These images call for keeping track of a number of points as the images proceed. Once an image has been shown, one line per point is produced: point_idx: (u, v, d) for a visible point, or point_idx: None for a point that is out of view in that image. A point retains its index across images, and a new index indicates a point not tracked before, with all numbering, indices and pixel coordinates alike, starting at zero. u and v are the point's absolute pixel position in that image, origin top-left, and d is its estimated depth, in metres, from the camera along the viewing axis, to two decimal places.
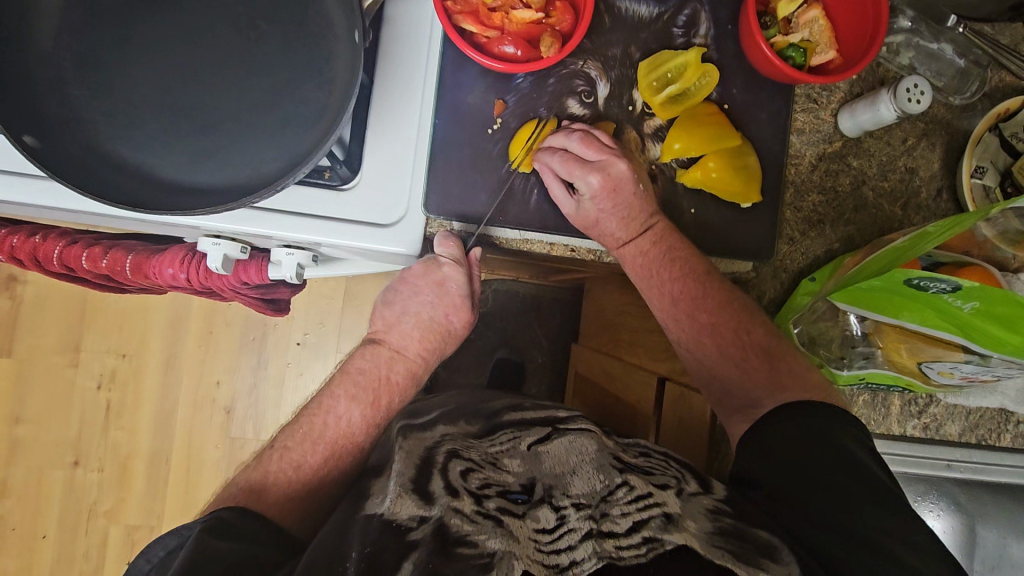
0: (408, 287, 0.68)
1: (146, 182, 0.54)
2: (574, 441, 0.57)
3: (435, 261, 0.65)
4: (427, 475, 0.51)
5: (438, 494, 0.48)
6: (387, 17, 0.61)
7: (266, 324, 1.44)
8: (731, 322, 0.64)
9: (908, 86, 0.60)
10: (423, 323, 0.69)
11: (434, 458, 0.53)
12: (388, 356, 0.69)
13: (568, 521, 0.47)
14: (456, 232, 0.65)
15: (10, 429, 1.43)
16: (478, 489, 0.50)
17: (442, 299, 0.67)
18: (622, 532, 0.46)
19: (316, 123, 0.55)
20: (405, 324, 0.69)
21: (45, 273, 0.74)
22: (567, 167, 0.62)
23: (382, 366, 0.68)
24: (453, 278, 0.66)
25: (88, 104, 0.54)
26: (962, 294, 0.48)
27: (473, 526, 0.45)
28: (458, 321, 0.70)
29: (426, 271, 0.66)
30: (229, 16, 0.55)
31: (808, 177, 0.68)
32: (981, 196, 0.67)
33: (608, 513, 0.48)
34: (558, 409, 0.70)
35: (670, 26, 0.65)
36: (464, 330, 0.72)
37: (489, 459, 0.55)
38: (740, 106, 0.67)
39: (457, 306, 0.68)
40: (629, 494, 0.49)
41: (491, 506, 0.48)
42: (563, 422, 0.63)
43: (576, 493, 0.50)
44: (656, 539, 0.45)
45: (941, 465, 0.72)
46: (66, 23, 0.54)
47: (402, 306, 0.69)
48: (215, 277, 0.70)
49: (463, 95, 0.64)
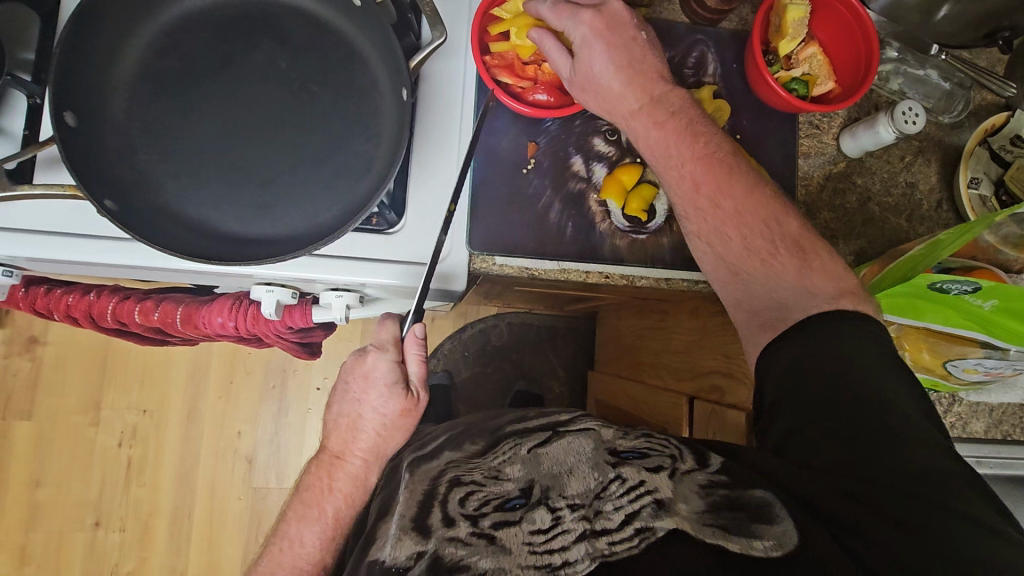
0: (343, 386, 0.69)
1: (213, 236, 0.58)
2: (571, 443, 0.60)
3: (361, 354, 0.68)
4: (428, 509, 0.54)
5: (436, 526, 0.51)
6: (424, 74, 0.67)
7: (285, 370, 1.46)
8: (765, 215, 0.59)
9: (904, 108, 0.66)
10: (355, 426, 0.68)
11: (437, 488, 0.56)
12: (331, 463, 0.69)
13: (564, 522, 0.49)
14: (388, 322, 0.68)
15: (30, 493, 1.41)
16: (476, 510, 0.52)
17: (369, 393, 0.67)
18: (615, 527, 0.47)
19: (368, 173, 0.60)
20: (342, 428, 0.69)
21: (98, 329, 0.77)
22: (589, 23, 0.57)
23: (325, 477, 0.69)
24: (376, 369, 0.67)
25: (158, 168, 0.58)
26: (983, 294, 0.53)
27: (467, 550, 0.48)
28: (393, 411, 0.68)
29: (354, 365, 0.68)
30: (285, 81, 0.60)
31: (817, 197, 0.74)
32: (979, 205, 0.72)
33: (601, 509, 0.49)
34: (563, 414, 0.74)
35: (681, 68, 0.71)
36: (410, 420, 0.69)
37: (491, 474, 0.57)
38: (751, 135, 0.72)
39: (387, 395, 0.67)
40: (622, 487, 0.51)
41: (487, 524, 0.51)
42: (565, 426, 0.66)
43: (572, 494, 0.52)
44: (648, 529, 0.46)
45: (971, 462, 0.75)
46: (137, 95, 0.59)
47: (339, 407, 0.70)
48: (263, 323, 0.74)
49: (497, 141, 0.68)
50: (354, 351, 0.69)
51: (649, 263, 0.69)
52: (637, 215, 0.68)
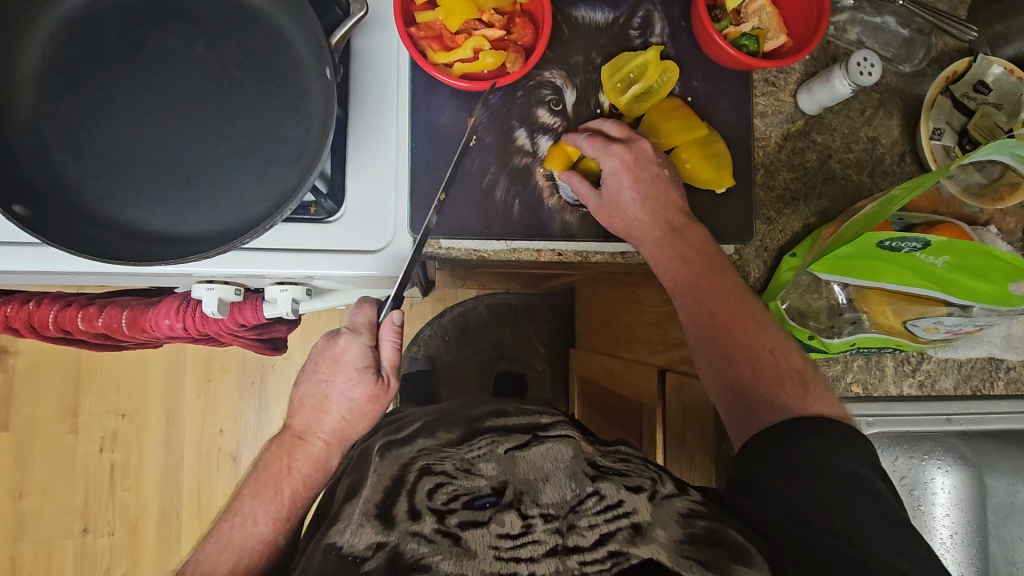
0: (311, 365, 0.67)
1: (136, 236, 0.55)
2: (549, 447, 0.58)
3: (335, 335, 0.67)
4: (394, 497, 0.51)
5: (400, 517, 0.49)
6: (355, 50, 0.63)
7: (264, 365, 1.44)
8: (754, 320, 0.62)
9: (859, 59, 0.62)
10: (321, 407, 0.66)
11: (404, 478, 0.54)
12: (292, 442, 0.66)
13: (534, 531, 0.47)
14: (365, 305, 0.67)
15: (15, 504, 1.40)
16: (444, 505, 0.50)
17: (338, 375, 0.65)
18: (588, 545, 0.46)
19: (298, 160, 0.57)
20: (306, 408, 0.66)
21: (43, 338, 0.75)
22: (594, 143, 0.63)
23: (284, 456, 0.66)
24: (348, 350, 0.65)
25: (72, 167, 0.55)
26: (934, 249, 0.50)
27: (429, 547, 0.45)
28: (360, 397, 0.65)
29: (325, 346, 0.67)
30: (200, 67, 0.57)
31: (776, 157, 0.71)
32: (942, 156, 0.70)
33: (574, 525, 0.48)
34: (541, 414, 0.72)
35: (626, 29, 0.68)
36: (377, 407, 0.67)
37: (463, 466, 0.55)
38: (703, 97, 0.69)
39: (356, 379, 0.65)
40: (599, 503, 0.50)
41: (453, 523, 0.48)
42: (544, 429, 0.64)
43: (546, 502, 0.50)
44: (622, 553, 0.45)
45: (941, 420, 0.74)
46: (43, 89, 0.55)
47: (304, 388, 0.67)
48: (212, 322, 0.71)
49: (436, 116, 0.65)
50: (326, 332, 0.68)
51: (601, 238, 0.67)
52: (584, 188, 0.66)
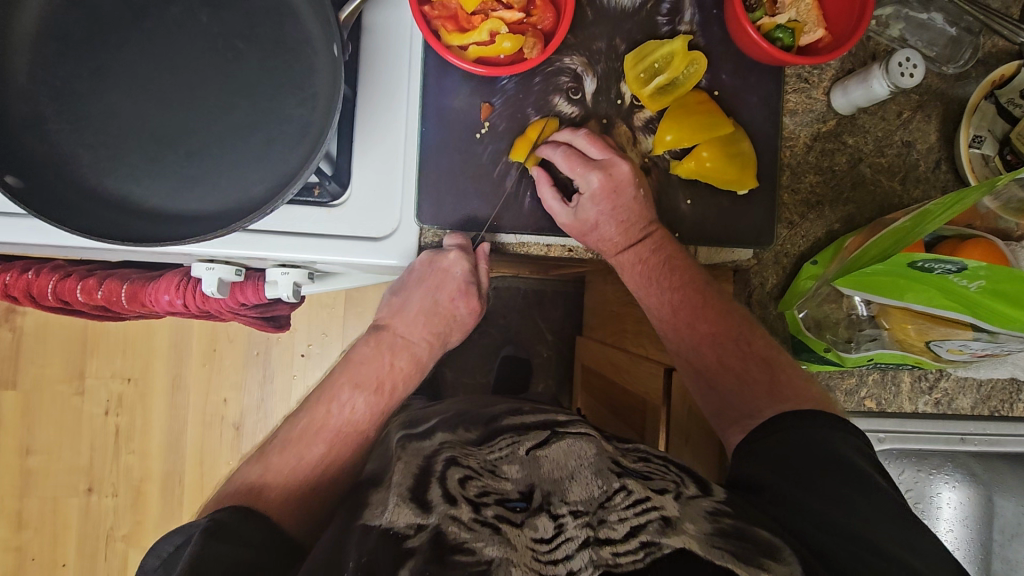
0: (412, 277, 0.64)
1: (131, 213, 0.53)
2: (572, 442, 0.57)
3: (440, 250, 0.63)
4: (425, 484, 0.50)
5: (436, 502, 0.48)
6: (366, 25, 0.59)
7: (269, 338, 1.43)
8: (719, 309, 0.66)
9: (901, 60, 0.58)
10: (428, 311, 0.67)
11: (432, 467, 0.53)
12: (392, 342, 0.68)
13: (566, 529, 0.46)
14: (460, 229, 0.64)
15: (22, 461, 1.43)
16: (476, 497, 0.49)
17: (448, 289, 0.65)
18: (619, 538, 0.46)
19: (301, 141, 0.55)
20: (410, 312, 0.67)
21: (42, 308, 0.74)
22: (569, 163, 0.61)
23: (384, 355, 0.68)
24: (457, 265, 0.63)
25: (67, 138, 0.53)
26: (969, 273, 0.48)
27: (471, 534, 0.45)
28: (465, 308, 0.68)
29: (431, 260, 0.63)
30: (203, 37, 0.54)
31: (804, 158, 0.68)
32: (980, 165, 0.66)
33: (605, 519, 0.47)
34: (556, 412, 0.71)
35: (654, 15, 0.64)
36: (475, 315, 0.71)
37: (488, 466, 0.54)
38: (730, 91, 0.65)
39: (464, 293, 0.66)
40: (627, 499, 0.49)
41: (489, 514, 0.48)
42: (562, 426, 0.63)
43: (574, 499, 0.49)
44: (654, 544, 0.45)
45: (954, 439, 0.72)
46: (39, 54, 0.53)
47: (407, 295, 0.66)
48: (212, 300, 0.70)
49: (447, 100, 0.62)
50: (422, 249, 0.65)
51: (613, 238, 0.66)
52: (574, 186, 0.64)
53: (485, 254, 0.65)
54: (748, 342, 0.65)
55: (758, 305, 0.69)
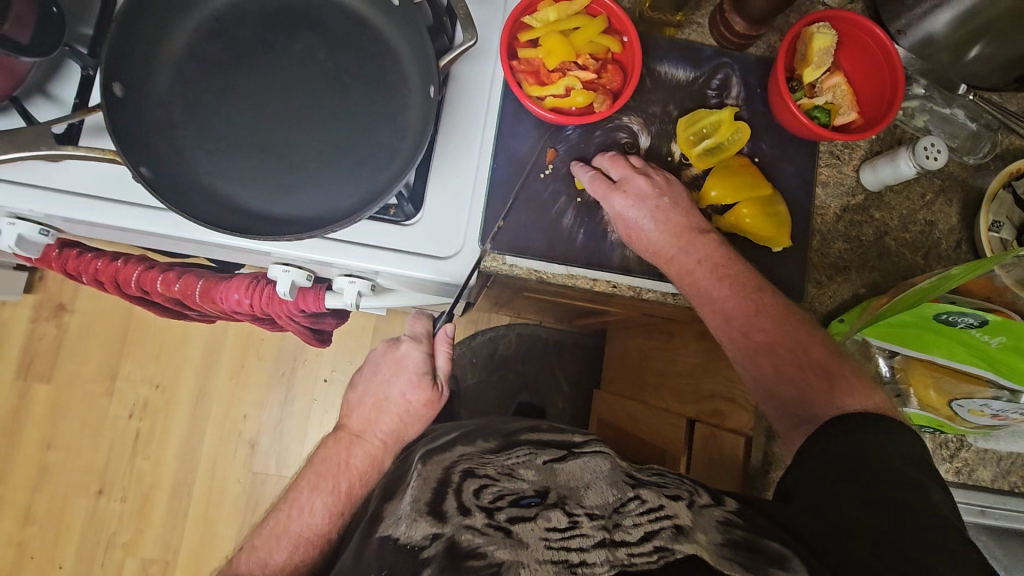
0: (371, 368, 0.73)
1: (236, 211, 0.60)
2: (589, 459, 0.62)
3: (396, 341, 0.74)
4: (442, 496, 0.53)
5: (451, 513, 0.51)
6: (455, 74, 0.69)
7: (297, 359, 1.49)
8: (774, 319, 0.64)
9: (926, 144, 0.65)
10: (379, 406, 0.70)
11: (450, 478, 0.56)
12: (348, 440, 0.70)
13: (581, 526, 0.49)
14: (424, 316, 0.76)
15: (41, 455, 1.45)
16: (491, 503, 0.52)
17: (399, 377, 0.71)
18: (634, 540, 0.47)
19: (390, 164, 0.62)
20: (365, 407, 0.72)
21: (121, 295, 0.80)
22: (595, 184, 0.67)
23: (341, 452, 0.69)
24: (408, 357, 0.72)
25: (191, 142, 0.61)
26: (991, 329, 0.52)
27: (484, 538, 0.47)
28: (417, 401, 0.70)
29: (387, 350, 0.74)
30: (319, 70, 0.63)
31: (833, 226, 0.74)
32: (998, 248, 0.71)
33: (620, 523, 0.49)
34: (575, 433, 0.74)
35: (704, 88, 0.73)
36: (433, 411, 0.72)
37: (505, 471, 0.57)
38: (770, 159, 0.73)
39: (415, 383, 0.71)
40: (641, 506, 0.52)
41: (503, 518, 0.50)
42: (578, 446, 0.66)
43: (590, 504, 0.52)
44: (668, 548, 0.46)
45: (974, 510, 0.73)
46: (181, 71, 0.62)
47: (365, 386, 0.72)
48: (277, 302, 0.76)
49: (517, 145, 0.70)
50: (388, 339, 0.76)
51: (657, 277, 0.70)
52: None
53: (447, 334, 0.74)
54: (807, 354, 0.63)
55: None
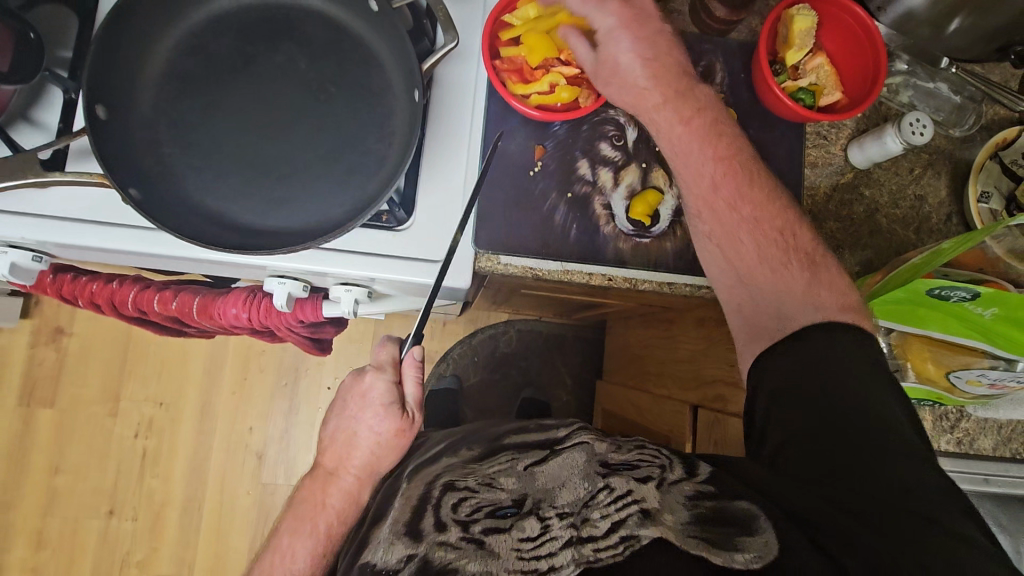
0: (340, 405, 0.71)
1: (228, 227, 0.60)
2: (567, 455, 0.60)
3: (360, 374, 0.71)
4: (420, 514, 0.54)
5: (427, 530, 0.52)
6: (438, 77, 0.69)
7: (298, 369, 1.49)
8: (801, 268, 0.60)
9: (912, 120, 0.66)
10: (349, 443, 0.69)
11: (430, 493, 0.57)
12: (326, 479, 0.69)
13: (551, 529, 0.50)
14: (392, 340, 0.72)
15: (49, 480, 1.45)
16: (467, 516, 0.53)
17: (366, 412, 0.69)
18: (601, 534, 0.49)
19: (379, 170, 0.62)
20: (337, 445, 0.70)
21: (119, 317, 0.80)
22: (621, 14, 0.60)
23: (319, 493, 0.68)
24: (374, 389, 0.69)
25: (180, 161, 0.61)
26: (983, 301, 0.54)
27: (456, 553, 0.49)
28: (388, 432, 0.69)
29: (353, 383, 0.71)
30: (302, 81, 0.63)
31: (824, 206, 0.74)
32: (989, 218, 0.72)
33: (588, 517, 0.51)
34: (560, 425, 0.73)
35: None
36: (404, 441, 0.70)
37: (485, 480, 0.58)
38: (757, 144, 0.73)
39: (383, 414, 0.69)
40: (609, 496, 0.52)
41: (477, 530, 0.52)
42: (561, 443, 0.65)
43: (561, 503, 0.53)
44: (633, 536, 0.48)
45: (978, 480, 0.74)
46: (165, 90, 0.62)
47: (335, 425, 0.71)
48: (276, 314, 0.76)
49: (507, 142, 0.70)
50: (354, 371, 0.72)
51: (651, 267, 0.70)
52: (640, 220, 0.70)
53: (414, 359, 0.70)
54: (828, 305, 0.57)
55: None
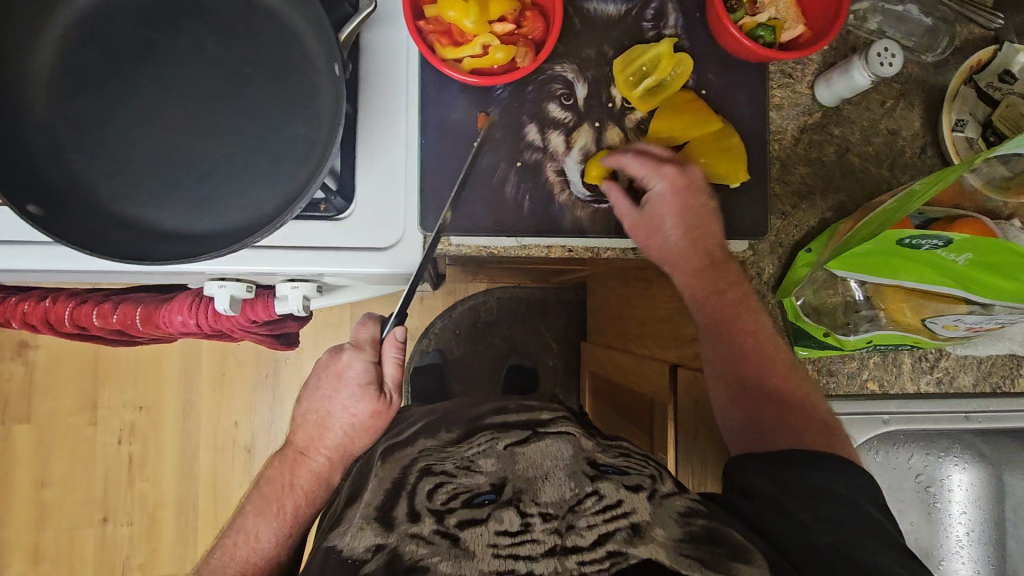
0: (315, 382, 0.69)
1: (146, 234, 0.55)
2: (549, 444, 0.58)
3: (338, 350, 0.69)
4: (394, 500, 0.51)
5: (399, 519, 0.48)
6: (364, 44, 0.62)
7: (277, 359, 1.45)
8: (757, 348, 0.65)
9: (879, 50, 0.61)
10: (321, 422, 0.67)
11: (405, 480, 0.54)
12: (293, 460, 0.67)
13: (532, 531, 0.47)
14: (371, 318, 0.71)
15: (37, 494, 1.43)
16: (443, 505, 0.50)
17: (341, 391, 0.67)
18: (586, 545, 0.46)
19: (308, 158, 0.57)
20: (308, 424, 0.68)
21: (58, 335, 0.76)
22: (645, 164, 0.63)
23: (286, 474, 0.67)
24: (351, 367, 0.67)
25: (84, 167, 0.55)
26: (955, 247, 0.50)
27: (429, 548, 0.45)
28: (362, 412, 0.66)
29: (328, 361, 0.68)
30: (209, 64, 0.57)
31: (792, 150, 0.70)
32: (965, 148, 0.68)
33: (573, 525, 0.48)
34: (541, 410, 0.72)
35: (639, 21, 0.67)
36: (380, 424, 0.67)
37: (463, 463, 0.55)
38: (718, 90, 0.68)
39: (358, 395, 0.66)
40: (598, 503, 0.50)
41: (453, 522, 0.48)
42: (544, 426, 0.64)
43: (545, 501, 0.50)
44: (620, 553, 0.45)
45: (958, 418, 0.73)
46: (55, 89, 0.55)
47: (308, 401, 0.68)
48: (224, 318, 0.71)
49: (448, 112, 0.65)
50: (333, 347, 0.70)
51: (613, 234, 0.66)
52: (597, 184, 0.65)
53: (393, 338, 0.67)
54: (780, 389, 0.64)
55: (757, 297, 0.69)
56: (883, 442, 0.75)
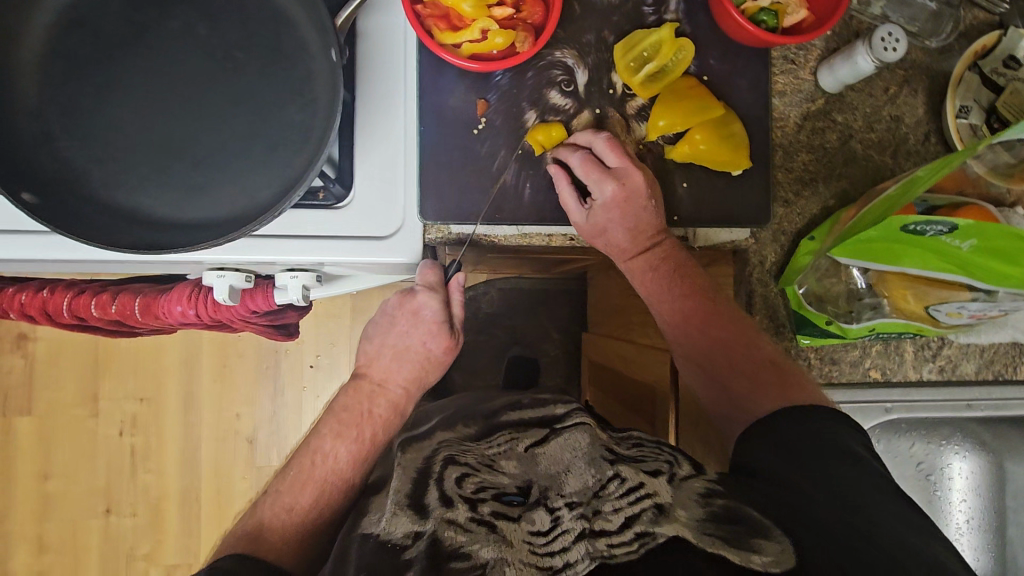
0: (388, 320, 0.70)
1: (142, 223, 0.55)
2: (569, 435, 0.58)
3: (411, 291, 0.68)
4: (423, 487, 0.51)
5: (433, 505, 0.48)
6: (361, 30, 0.61)
7: (278, 351, 1.45)
8: (736, 334, 0.65)
9: (883, 35, 0.60)
10: (399, 355, 0.69)
11: (431, 469, 0.54)
12: (370, 390, 0.69)
13: (563, 521, 0.47)
14: (432, 263, 0.67)
15: (41, 485, 1.44)
16: (473, 493, 0.50)
17: (418, 327, 0.69)
18: (614, 529, 0.46)
19: (304, 145, 0.56)
20: (384, 358, 0.70)
21: (56, 325, 0.75)
22: (589, 168, 0.63)
23: (364, 402, 0.69)
24: (428, 305, 0.67)
25: (78, 155, 0.55)
26: (961, 233, 0.50)
27: (467, 536, 0.45)
28: (438, 347, 0.69)
29: (402, 301, 0.69)
30: (203, 50, 0.56)
31: (795, 137, 0.69)
32: (968, 134, 0.68)
33: (600, 509, 0.48)
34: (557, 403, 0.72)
35: (639, 6, 0.66)
36: (452, 356, 0.72)
37: (486, 461, 0.56)
38: (719, 76, 0.67)
39: (435, 332, 0.69)
40: (621, 487, 0.50)
41: (486, 511, 0.48)
42: (560, 421, 0.63)
43: (570, 492, 0.51)
44: (648, 533, 0.45)
45: (961, 406, 0.72)
46: (48, 76, 0.55)
47: (384, 335, 0.70)
48: (224, 308, 0.71)
49: (444, 99, 0.64)
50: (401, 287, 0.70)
51: None
52: None
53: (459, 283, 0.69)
54: (765, 364, 0.63)
55: (759, 285, 0.69)
56: (886, 430, 0.75)
